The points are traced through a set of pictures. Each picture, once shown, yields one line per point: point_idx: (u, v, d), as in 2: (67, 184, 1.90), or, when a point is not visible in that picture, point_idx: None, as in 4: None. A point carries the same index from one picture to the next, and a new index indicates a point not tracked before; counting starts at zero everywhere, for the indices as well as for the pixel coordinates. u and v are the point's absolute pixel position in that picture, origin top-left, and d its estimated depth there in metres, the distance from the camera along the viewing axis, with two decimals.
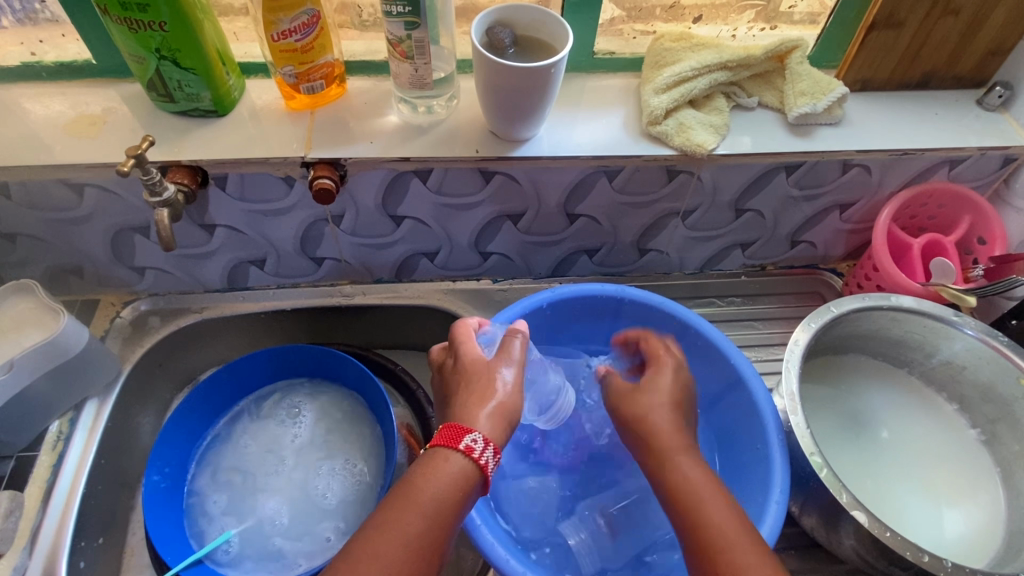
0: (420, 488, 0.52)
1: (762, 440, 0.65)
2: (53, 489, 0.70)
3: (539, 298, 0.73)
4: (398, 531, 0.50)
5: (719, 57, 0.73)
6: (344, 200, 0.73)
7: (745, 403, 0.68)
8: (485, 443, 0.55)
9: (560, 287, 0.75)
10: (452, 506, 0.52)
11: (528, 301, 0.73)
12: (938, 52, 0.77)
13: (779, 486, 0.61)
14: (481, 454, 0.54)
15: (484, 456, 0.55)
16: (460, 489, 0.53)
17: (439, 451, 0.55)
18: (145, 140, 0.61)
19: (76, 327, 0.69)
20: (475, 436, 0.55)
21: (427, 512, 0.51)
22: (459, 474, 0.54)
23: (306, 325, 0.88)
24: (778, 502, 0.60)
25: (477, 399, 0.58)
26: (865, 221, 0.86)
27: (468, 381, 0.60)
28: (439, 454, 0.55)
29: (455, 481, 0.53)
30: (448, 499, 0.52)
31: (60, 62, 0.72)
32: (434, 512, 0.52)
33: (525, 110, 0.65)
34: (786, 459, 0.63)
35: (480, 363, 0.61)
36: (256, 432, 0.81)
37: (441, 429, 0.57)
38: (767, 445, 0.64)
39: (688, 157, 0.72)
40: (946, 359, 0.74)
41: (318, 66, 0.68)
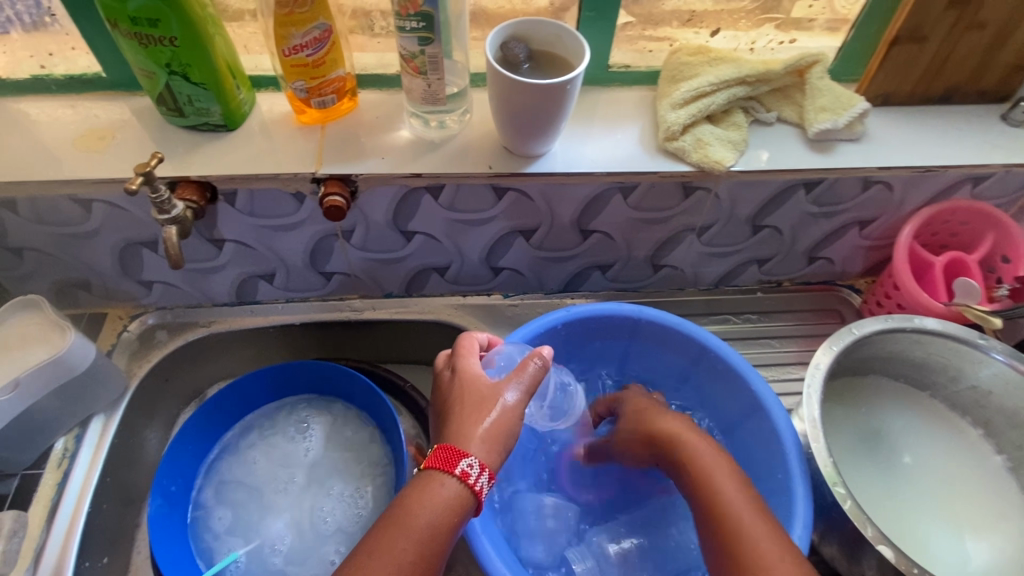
0: (415, 512, 0.52)
1: (784, 469, 0.63)
2: (58, 507, 0.69)
3: (553, 318, 0.72)
4: (391, 556, 0.50)
5: (737, 71, 0.71)
6: (354, 216, 0.72)
7: (766, 429, 0.67)
8: (481, 469, 0.55)
9: (575, 306, 0.73)
10: (446, 530, 0.52)
11: (538, 321, 0.72)
12: (961, 67, 0.75)
13: (802, 518, 0.60)
14: (475, 480, 0.54)
15: (480, 482, 0.54)
16: (455, 514, 0.53)
17: (434, 473, 0.54)
18: (155, 157, 0.59)
19: (83, 343, 0.69)
20: (471, 460, 0.54)
21: (420, 536, 0.51)
22: (455, 498, 0.53)
23: (315, 339, 0.87)
24: (799, 533, 0.59)
25: (479, 421, 0.57)
26: (886, 237, 0.84)
27: (471, 397, 0.58)
28: (433, 477, 0.54)
29: (450, 505, 0.53)
30: (443, 523, 0.52)
31: (69, 75, 0.71)
32: (428, 537, 0.51)
33: (540, 126, 0.64)
34: (808, 487, 0.62)
35: (486, 384, 0.59)
36: (265, 448, 0.80)
37: (436, 451, 0.56)
38: (790, 473, 0.62)
39: (705, 173, 0.71)
40: (971, 383, 0.72)
41: (330, 80, 0.67)
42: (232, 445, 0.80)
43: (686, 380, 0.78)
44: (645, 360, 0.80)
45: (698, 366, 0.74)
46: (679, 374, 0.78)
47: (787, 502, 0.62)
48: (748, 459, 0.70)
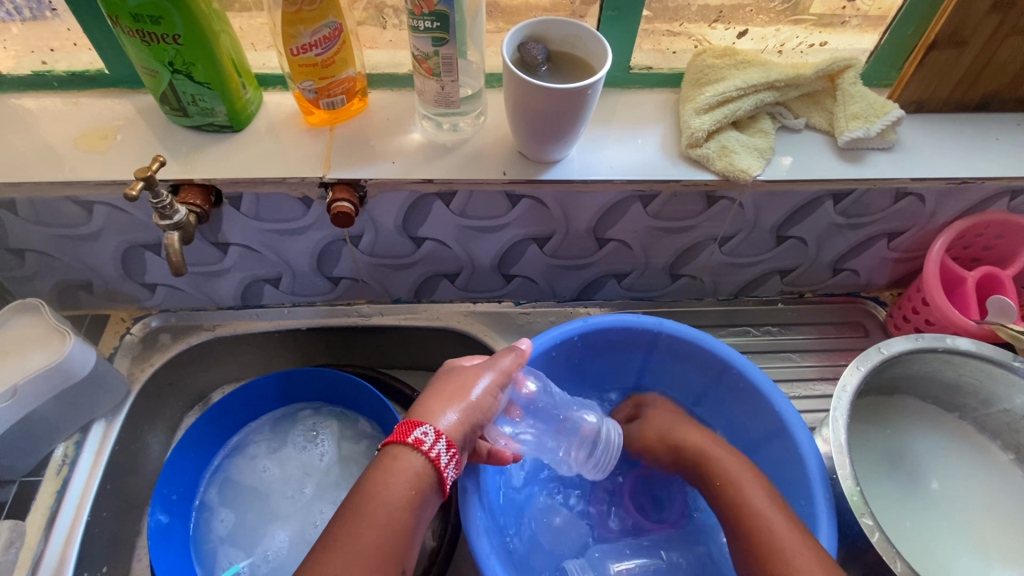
0: (378, 494, 0.50)
1: (807, 496, 0.60)
2: (56, 516, 0.68)
3: (566, 330, 0.69)
4: (354, 543, 0.48)
5: (766, 76, 0.68)
6: (363, 220, 0.69)
7: (789, 454, 0.64)
8: (439, 437, 0.53)
9: (592, 318, 0.71)
10: (406, 506, 0.50)
11: (554, 332, 0.69)
12: (1001, 74, 0.71)
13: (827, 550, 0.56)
14: (431, 447, 0.52)
15: (439, 453, 0.53)
16: (414, 488, 0.51)
17: (393, 449, 0.53)
18: (156, 161, 0.57)
19: (83, 349, 0.67)
20: (427, 429, 0.53)
21: (386, 518, 0.49)
22: (413, 472, 0.51)
23: (322, 344, 0.85)
24: None
25: (445, 396, 0.56)
26: (915, 250, 0.81)
27: (444, 380, 0.59)
28: (394, 453, 0.52)
29: (409, 482, 0.51)
30: (408, 504, 0.50)
31: (72, 72, 0.69)
32: (389, 521, 0.49)
33: (558, 132, 0.61)
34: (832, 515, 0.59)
35: (461, 369, 0.60)
36: (275, 455, 0.78)
37: (395, 428, 0.55)
38: (813, 502, 0.59)
39: (729, 182, 0.68)
40: (1005, 408, 0.69)
41: (339, 81, 0.64)
42: (242, 450, 0.78)
43: (706, 397, 0.75)
44: (664, 373, 0.77)
45: (720, 383, 0.72)
46: (699, 390, 0.75)
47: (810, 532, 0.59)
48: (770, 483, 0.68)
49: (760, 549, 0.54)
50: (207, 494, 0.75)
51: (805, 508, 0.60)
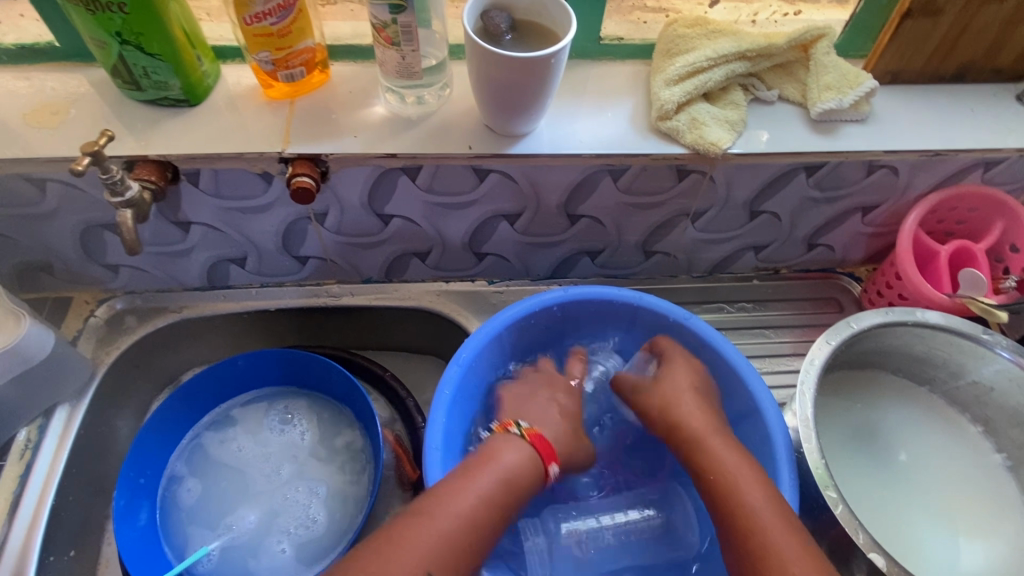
0: (499, 459, 0.57)
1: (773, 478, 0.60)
2: (19, 501, 0.67)
3: (544, 299, 0.69)
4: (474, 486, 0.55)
5: (737, 46, 0.66)
6: (327, 197, 0.68)
7: (760, 434, 0.63)
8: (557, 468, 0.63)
9: (572, 287, 0.71)
10: (520, 483, 0.57)
11: (528, 302, 0.69)
12: (977, 43, 0.70)
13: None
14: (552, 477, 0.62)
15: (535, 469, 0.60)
16: (529, 467, 0.59)
17: (527, 444, 0.60)
18: (103, 135, 0.55)
19: (40, 331, 0.66)
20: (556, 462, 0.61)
21: (494, 483, 0.55)
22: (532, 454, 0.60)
23: (293, 325, 0.84)
24: None
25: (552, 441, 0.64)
26: (889, 224, 0.80)
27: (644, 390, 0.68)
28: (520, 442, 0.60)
29: (528, 460, 0.59)
30: (511, 479, 0.57)
31: (19, 45, 0.66)
32: (506, 483, 0.56)
33: (524, 104, 0.59)
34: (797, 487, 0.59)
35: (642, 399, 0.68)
36: (253, 433, 0.77)
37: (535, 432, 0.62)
38: (778, 482, 0.59)
39: (701, 156, 0.66)
40: (973, 379, 0.69)
41: (297, 52, 0.62)
42: (220, 428, 0.77)
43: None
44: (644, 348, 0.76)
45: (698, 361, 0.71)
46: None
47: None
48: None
49: (748, 529, 0.53)
50: (181, 471, 0.75)
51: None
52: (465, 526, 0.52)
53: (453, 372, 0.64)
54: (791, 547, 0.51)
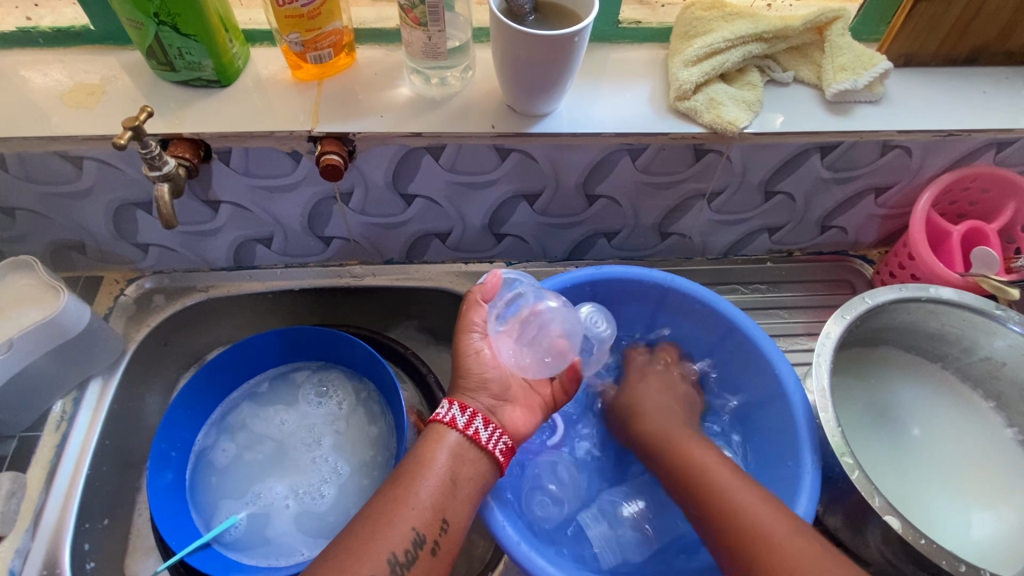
0: (427, 461, 0.56)
1: (795, 457, 0.62)
2: (56, 470, 0.69)
3: (576, 276, 0.71)
4: (408, 494, 0.54)
5: (754, 27, 0.68)
6: (353, 176, 0.70)
7: (784, 418, 0.65)
8: (450, 405, 0.60)
9: (606, 267, 0.72)
10: (453, 474, 0.56)
11: (564, 278, 0.70)
12: (990, 26, 0.71)
13: (802, 507, 0.58)
14: (445, 412, 0.59)
15: (473, 424, 0.59)
16: (459, 459, 0.57)
17: (434, 425, 0.59)
18: (143, 112, 0.57)
19: (77, 305, 0.68)
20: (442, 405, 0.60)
21: (430, 479, 0.55)
22: (458, 446, 0.58)
23: (316, 305, 0.86)
24: (805, 506, 0.58)
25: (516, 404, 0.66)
26: (901, 206, 0.81)
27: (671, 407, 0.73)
28: (440, 430, 0.58)
29: (456, 454, 0.57)
30: (446, 477, 0.56)
31: (56, 28, 0.69)
32: (437, 484, 0.55)
33: (549, 84, 0.61)
34: (816, 460, 0.60)
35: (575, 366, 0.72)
36: (282, 406, 0.79)
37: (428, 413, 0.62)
38: (800, 463, 0.61)
39: (718, 136, 0.68)
40: (985, 355, 0.70)
41: (326, 34, 0.64)
42: (250, 401, 0.80)
43: (711, 357, 0.76)
44: (673, 334, 0.79)
45: (728, 347, 0.72)
46: (704, 350, 0.77)
47: (791, 489, 0.61)
48: (763, 450, 0.69)
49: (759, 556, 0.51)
50: (211, 440, 0.77)
51: (791, 468, 0.62)
52: (405, 526, 0.53)
53: None
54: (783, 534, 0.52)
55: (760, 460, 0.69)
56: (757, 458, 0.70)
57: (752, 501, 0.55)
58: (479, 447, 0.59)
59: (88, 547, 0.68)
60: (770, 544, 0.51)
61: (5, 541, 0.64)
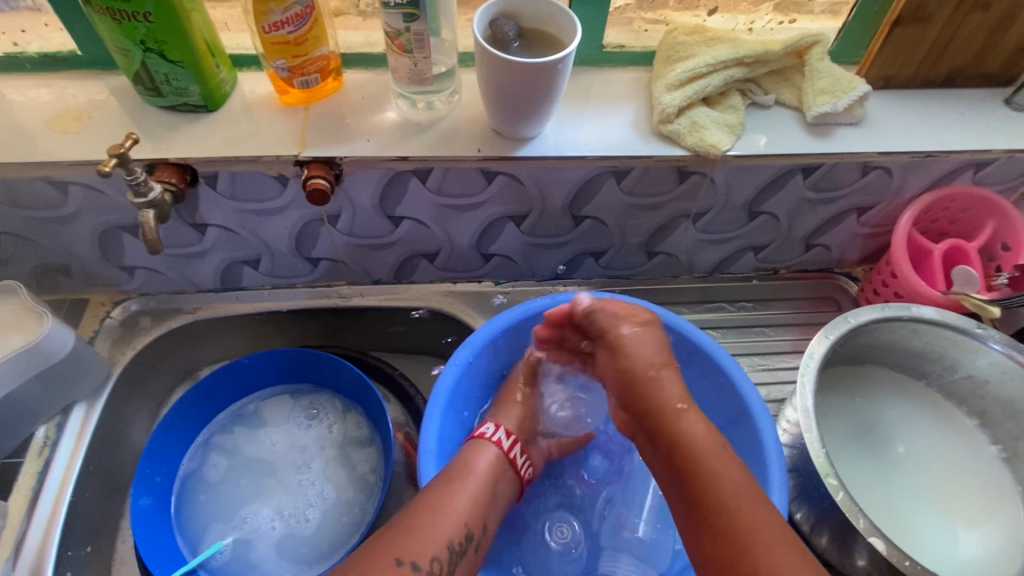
0: (473, 465, 0.60)
1: (762, 478, 0.62)
2: (38, 497, 0.68)
3: (533, 306, 0.72)
4: (462, 488, 0.57)
5: (736, 52, 0.69)
6: (340, 200, 0.70)
7: (750, 439, 0.65)
8: (497, 428, 0.67)
9: (562, 294, 0.73)
10: (494, 485, 0.60)
11: (523, 308, 0.71)
12: (965, 50, 0.73)
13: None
14: (493, 432, 0.65)
15: (513, 451, 0.65)
16: (500, 475, 0.62)
17: (484, 437, 0.65)
18: (129, 138, 0.58)
19: (61, 331, 0.68)
20: (489, 425, 0.67)
21: (478, 490, 0.58)
22: (502, 460, 0.63)
23: (303, 326, 0.86)
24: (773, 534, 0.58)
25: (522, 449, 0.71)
26: (884, 225, 0.82)
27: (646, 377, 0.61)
28: (475, 438, 0.65)
29: (498, 468, 0.62)
30: (489, 484, 0.60)
31: (44, 53, 0.69)
32: (484, 489, 0.59)
33: (534, 109, 0.62)
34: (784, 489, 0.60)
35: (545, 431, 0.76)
36: (271, 428, 0.79)
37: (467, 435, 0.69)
38: (767, 483, 0.61)
39: (701, 158, 0.69)
40: (968, 373, 0.71)
41: (313, 59, 0.64)
42: (240, 422, 0.79)
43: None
44: None
45: (690, 369, 0.73)
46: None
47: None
48: None
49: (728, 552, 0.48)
50: (197, 464, 0.76)
51: (757, 491, 0.62)
52: (455, 524, 0.54)
53: (451, 372, 0.67)
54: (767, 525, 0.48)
55: None
56: None
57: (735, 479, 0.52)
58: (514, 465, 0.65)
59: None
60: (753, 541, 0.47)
61: None
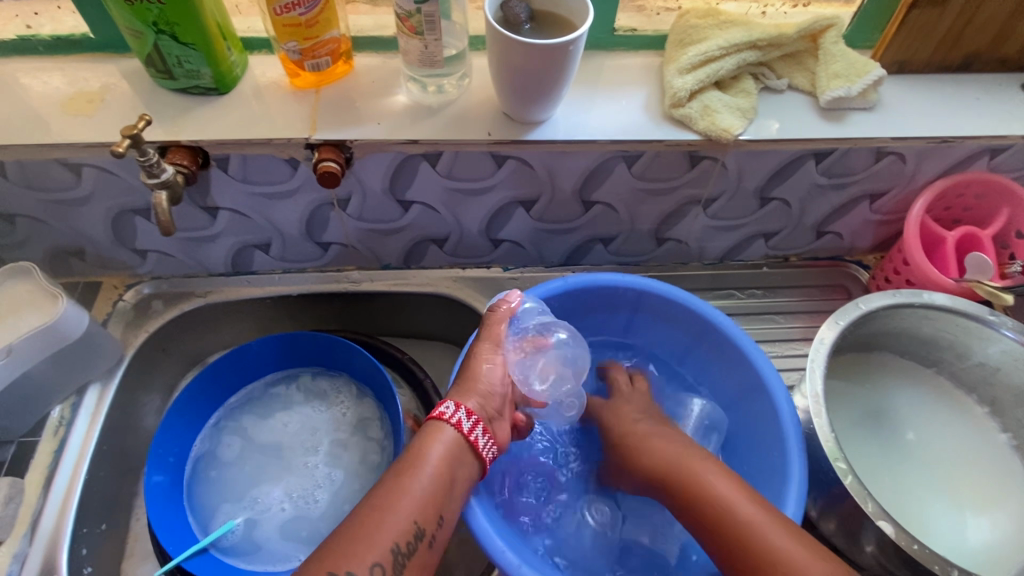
0: (421, 451, 0.57)
1: (780, 449, 0.63)
2: (54, 476, 0.69)
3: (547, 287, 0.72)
4: (403, 487, 0.54)
5: (749, 35, 0.68)
6: (350, 183, 0.70)
7: (766, 410, 0.66)
8: (458, 407, 0.61)
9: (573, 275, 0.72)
10: (446, 468, 0.56)
11: (535, 288, 0.71)
12: (983, 33, 0.72)
13: (795, 495, 0.59)
14: (454, 415, 0.60)
15: (475, 434, 0.60)
16: (454, 454, 0.58)
17: (439, 418, 0.60)
18: (142, 119, 0.58)
19: (76, 311, 0.68)
20: (448, 403, 0.61)
21: (426, 478, 0.55)
22: (453, 440, 0.58)
23: (313, 310, 0.86)
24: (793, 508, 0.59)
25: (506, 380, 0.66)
26: (896, 212, 0.82)
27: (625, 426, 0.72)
28: (434, 424, 0.59)
29: (449, 447, 0.58)
30: (439, 468, 0.56)
31: (56, 36, 0.69)
32: (436, 475, 0.55)
33: (545, 91, 0.61)
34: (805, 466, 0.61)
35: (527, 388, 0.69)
36: (281, 412, 0.80)
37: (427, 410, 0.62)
38: (785, 453, 0.62)
39: (713, 143, 0.68)
40: (979, 360, 0.70)
41: (324, 41, 0.64)
42: (249, 406, 0.80)
43: (688, 354, 0.77)
44: (651, 334, 0.79)
45: (704, 343, 0.73)
46: (681, 348, 0.77)
47: (780, 479, 0.62)
48: (748, 448, 0.70)
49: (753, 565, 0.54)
50: (208, 446, 0.77)
51: (777, 461, 0.63)
52: (401, 524, 0.52)
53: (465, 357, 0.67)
54: (781, 539, 0.53)
55: (747, 453, 0.70)
56: (743, 455, 0.71)
57: (740, 500, 0.57)
58: (474, 445, 0.59)
59: (86, 552, 0.68)
60: (777, 554, 0.52)
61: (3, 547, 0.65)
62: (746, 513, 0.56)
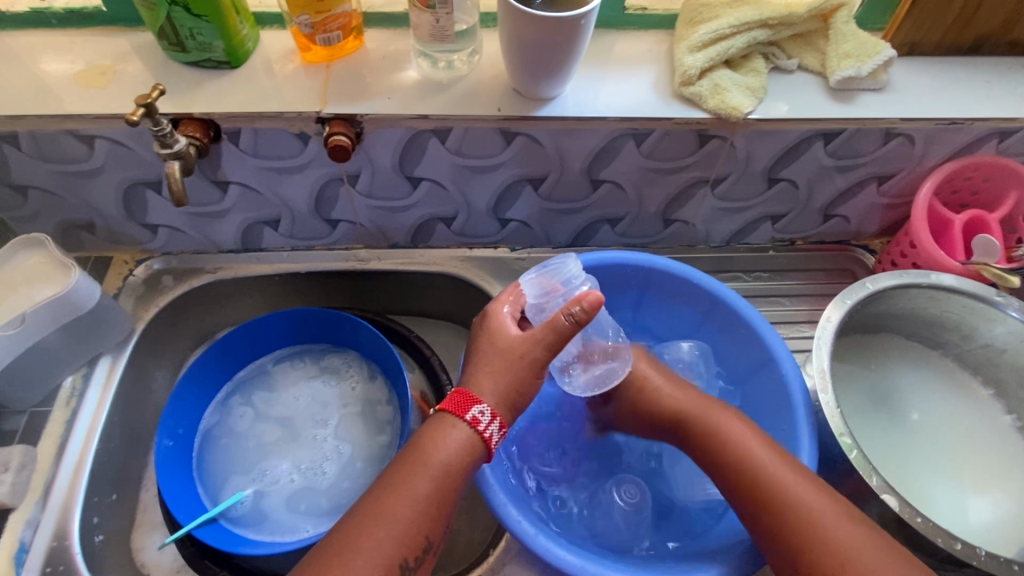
0: (429, 454, 0.56)
1: (790, 422, 0.64)
2: (66, 445, 0.70)
3: None
4: (408, 492, 0.54)
5: (760, 13, 0.68)
6: (360, 159, 0.71)
7: (776, 385, 0.66)
8: (492, 417, 0.58)
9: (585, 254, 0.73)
10: (459, 471, 0.56)
11: None
12: (994, 15, 0.72)
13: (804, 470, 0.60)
14: (485, 426, 0.57)
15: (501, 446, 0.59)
16: (468, 455, 0.56)
17: (458, 420, 0.58)
18: (156, 89, 0.58)
19: (88, 283, 0.69)
20: (482, 407, 0.58)
21: (428, 485, 0.55)
22: (467, 441, 0.57)
23: (322, 287, 0.87)
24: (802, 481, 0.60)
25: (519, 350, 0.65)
26: (904, 195, 0.82)
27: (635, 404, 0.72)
28: (452, 423, 0.58)
29: (462, 448, 0.56)
30: (448, 471, 0.55)
31: (69, 9, 0.70)
32: (443, 480, 0.55)
33: (555, 67, 0.62)
34: (815, 443, 0.61)
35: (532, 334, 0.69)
36: (288, 386, 0.80)
37: (450, 395, 0.60)
38: (796, 427, 0.63)
39: (722, 121, 0.68)
40: (985, 342, 0.71)
41: (335, 15, 0.64)
42: (258, 380, 0.81)
43: (699, 332, 0.78)
44: (660, 313, 0.79)
45: (714, 320, 0.74)
46: (692, 327, 0.78)
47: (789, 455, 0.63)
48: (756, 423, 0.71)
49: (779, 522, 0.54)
50: (217, 419, 0.78)
51: (787, 435, 0.64)
52: (407, 533, 0.53)
53: None
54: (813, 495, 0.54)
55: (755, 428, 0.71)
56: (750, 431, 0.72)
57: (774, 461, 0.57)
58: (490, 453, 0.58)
59: (97, 520, 0.69)
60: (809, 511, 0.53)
61: (16, 513, 0.66)
62: (796, 492, 0.55)
